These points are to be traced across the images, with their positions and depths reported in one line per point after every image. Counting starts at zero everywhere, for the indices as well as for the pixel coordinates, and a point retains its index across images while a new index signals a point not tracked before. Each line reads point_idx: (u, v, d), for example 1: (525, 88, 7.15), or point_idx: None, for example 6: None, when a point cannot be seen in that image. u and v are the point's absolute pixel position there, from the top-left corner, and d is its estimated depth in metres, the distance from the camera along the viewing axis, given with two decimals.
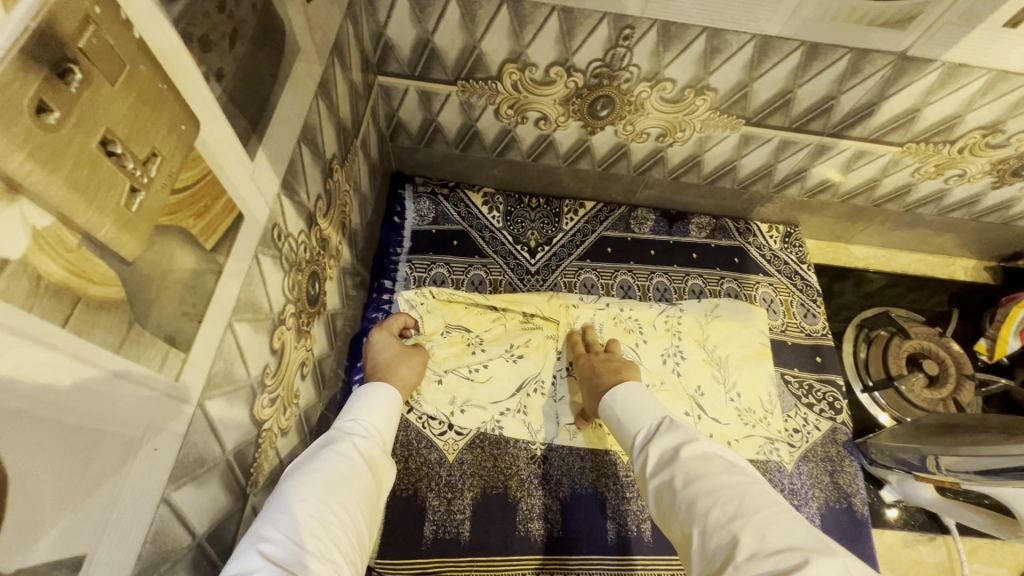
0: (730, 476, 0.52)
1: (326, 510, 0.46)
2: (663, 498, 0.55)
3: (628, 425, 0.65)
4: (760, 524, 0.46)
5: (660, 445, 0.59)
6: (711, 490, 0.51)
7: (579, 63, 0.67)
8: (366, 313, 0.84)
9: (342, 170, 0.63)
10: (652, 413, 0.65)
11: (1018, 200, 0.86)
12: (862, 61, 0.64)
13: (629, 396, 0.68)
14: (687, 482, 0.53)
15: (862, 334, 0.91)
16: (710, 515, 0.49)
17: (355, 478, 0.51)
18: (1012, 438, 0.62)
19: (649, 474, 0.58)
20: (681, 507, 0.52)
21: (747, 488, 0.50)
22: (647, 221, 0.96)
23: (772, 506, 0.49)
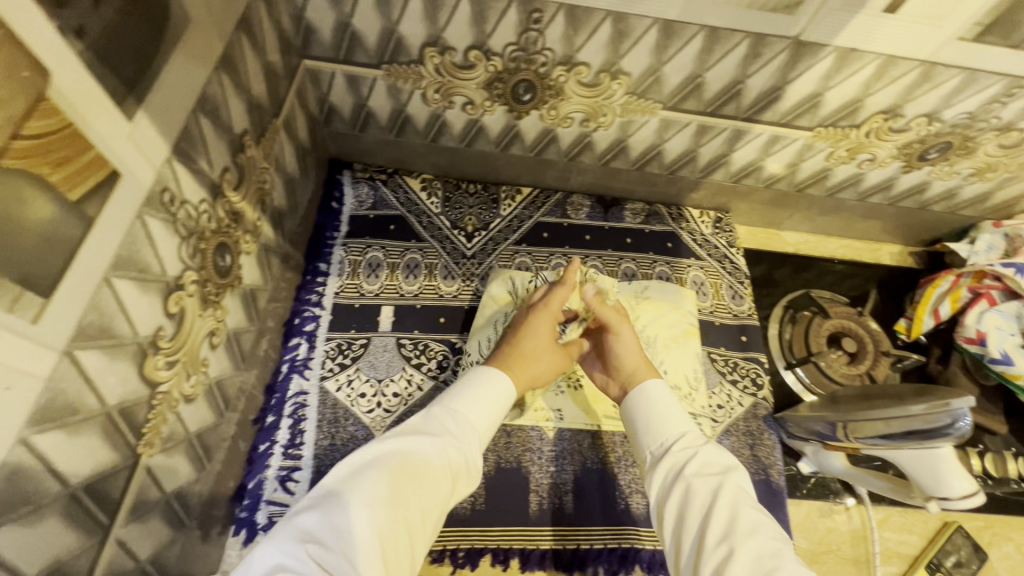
0: (768, 522, 0.54)
1: (372, 513, 0.49)
2: (693, 502, 0.57)
3: (657, 423, 0.66)
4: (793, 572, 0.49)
5: (704, 456, 0.61)
6: (755, 524, 0.53)
7: (496, 46, 0.70)
8: (299, 295, 0.85)
9: (259, 147, 0.64)
10: (673, 429, 0.65)
11: (930, 184, 0.89)
12: (760, 45, 0.67)
13: (665, 398, 0.68)
14: (733, 504, 0.55)
15: (787, 315, 0.94)
16: (748, 542, 0.51)
17: (413, 483, 0.54)
18: (914, 399, 0.64)
19: (685, 473, 0.59)
20: (716, 520, 0.54)
21: (764, 534, 0.52)
22: (583, 207, 0.99)
23: (784, 557, 0.51)
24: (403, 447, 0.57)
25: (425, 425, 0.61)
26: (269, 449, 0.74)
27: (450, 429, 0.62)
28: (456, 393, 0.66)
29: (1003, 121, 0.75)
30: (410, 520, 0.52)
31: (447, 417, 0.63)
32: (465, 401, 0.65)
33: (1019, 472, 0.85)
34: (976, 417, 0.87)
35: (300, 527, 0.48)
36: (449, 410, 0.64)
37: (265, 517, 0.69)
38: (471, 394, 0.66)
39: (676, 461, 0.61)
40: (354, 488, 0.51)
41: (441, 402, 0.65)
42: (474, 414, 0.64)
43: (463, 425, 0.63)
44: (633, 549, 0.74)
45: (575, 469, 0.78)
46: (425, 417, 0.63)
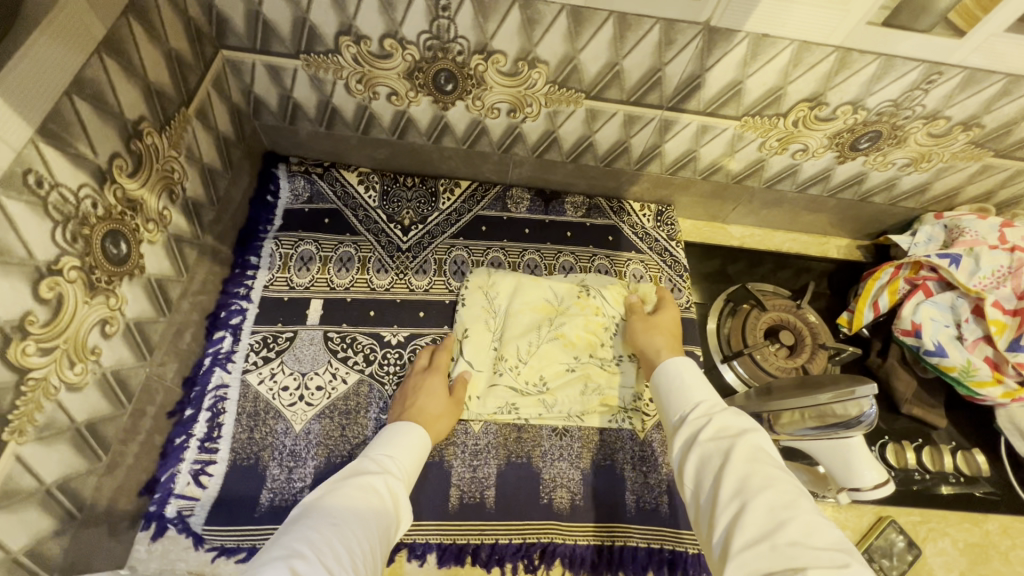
0: (786, 477, 0.53)
1: (340, 538, 0.53)
2: (707, 465, 0.56)
3: (678, 396, 0.67)
4: (807, 521, 0.48)
5: (722, 421, 0.60)
6: (769, 478, 0.52)
7: (409, 35, 0.69)
8: (227, 288, 0.83)
9: (163, 135, 0.64)
10: (693, 400, 0.65)
11: (867, 175, 0.88)
12: (673, 31, 0.66)
13: (692, 372, 0.69)
14: (746, 460, 0.54)
15: (726, 308, 0.94)
16: (761, 494, 0.51)
17: (368, 508, 0.58)
18: (833, 382, 0.63)
19: (701, 439, 0.59)
20: (728, 477, 0.53)
21: (780, 487, 0.51)
22: (523, 201, 0.98)
23: (798, 507, 0.49)
24: (355, 483, 0.61)
25: (369, 463, 0.65)
26: (185, 442, 0.73)
27: (392, 463, 0.66)
28: (391, 433, 0.70)
29: (929, 108, 0.74)
30: (372, 546, 0.55)
31: (389, 456, 0.67)
32: (402, 439, 0.69)
33: (954, 466, 0.84)
34: (914, 412, 0.86)
35: (269, 556, 0.50)
36: (388, 449, 0.68)
37: (174, 511, 0.69)
38: (411, 436, 0.70)
39: (693, 429, 0.61)
40: (318, 518, 0.55)
41: (374, 444, 0.69)
42: (414, 453, 0.69)
43: (406, 463, 0.67)
44: (554, 544, 0.73)
45: (499, 463, 0.77)
46: (362, 458, 0.66)
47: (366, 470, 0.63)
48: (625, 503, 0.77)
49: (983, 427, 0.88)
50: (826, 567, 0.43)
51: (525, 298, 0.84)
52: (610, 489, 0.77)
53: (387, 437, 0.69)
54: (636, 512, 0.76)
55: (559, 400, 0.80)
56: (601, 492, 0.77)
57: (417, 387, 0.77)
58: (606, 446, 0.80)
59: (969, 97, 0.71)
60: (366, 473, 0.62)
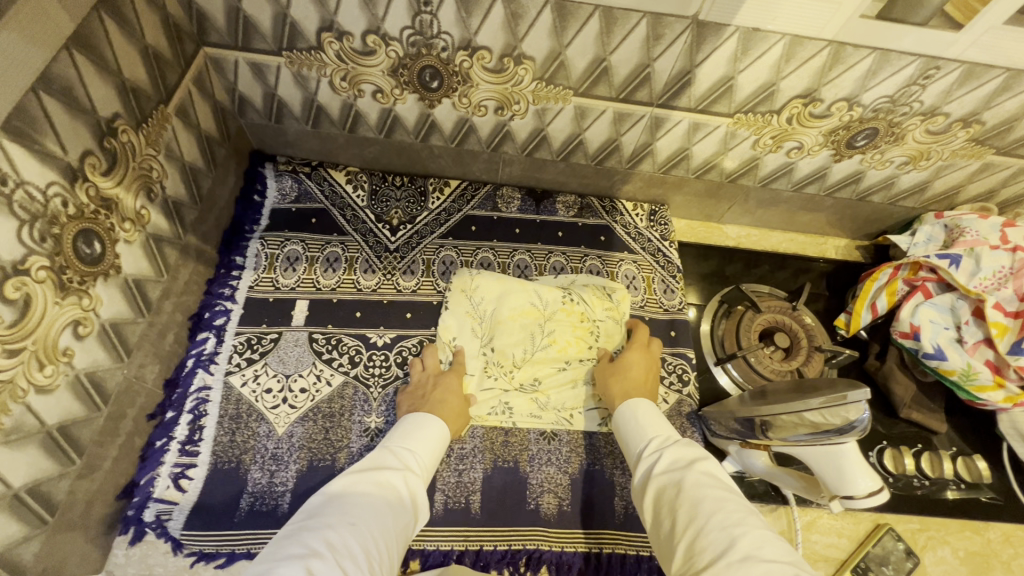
0: (736, 498, 0.52)
1: (357, 535, 0.49)
2: (664, 497, 0.55)
3: (635, 434, 0.67)
4: (759, 536, 0.47)
5: (672, 453, 0.60)
6: (718, 499, 0.51)
7: (391, 31, 0.68)
8: (211, 288, 0.82)
9: (139, 133, 0.64)
10: (650, 432, 0.65)
11: (865, 173, 0.86)
12: (660, 25, 0.64)
13: (647, 412, 0.68)
14: (697, 485, 0.53)
15: (720, 309, 0.92)
16: (713, 516, 0.49)
17: (384, 507, 0.55)
18: (826, 387, 0.61)
19: (656, 473, 0.58)
20: (683, 505, 0.52)
21: (732, 506, 0.50)
22: (514, 200, 0.96)
23: (751, 524, 0.48)
24: (373, 479, 0.58)
25: (387, 458, 0.62)
26: (165, 445, 0.71)
27: (409, 460, 0.63)
28: (411, 427, 0.68)
29: (927, 104, 0.72)
30: (389, 548, 0.52)
31: (407, 451, 0.64)
32: (422, 436, 0.67)
33: (955, 472, 0.82)
34: (913, 416, 0.84)
35: (283, 553, 0.46)
36: (408, 445, 0.65)
37: (152, 515, 0.68)
38: (432, 430, 0.68)
39: (648, 464, 0.60)
40: (333, 514, 0.51)
41: (392, 438, 0.66)
42: (433, 450, 0.67)
43: (426, 461, 0.65)
44: (540, 552, 0.71)
45: (485, 468, 0.75)
46: (380, 451, 0.63)
47: (384, 467, 0.61)
48: (614, 510, 0.75)
49: (985, 432, 0.86)
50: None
51: (510, 306, 0.82)
52: (600, 496, 0.75)
53: (406, 432, 0.67)
54: (625, 518, 0.74)
55: (552, 397, 0.80)
56: (589, 497, 0.75)
57: (433, 383, 0.76)
58: (595, 451, 0.78)
59: (968, 93, 0.69)
60: (383, 470, 0.59)
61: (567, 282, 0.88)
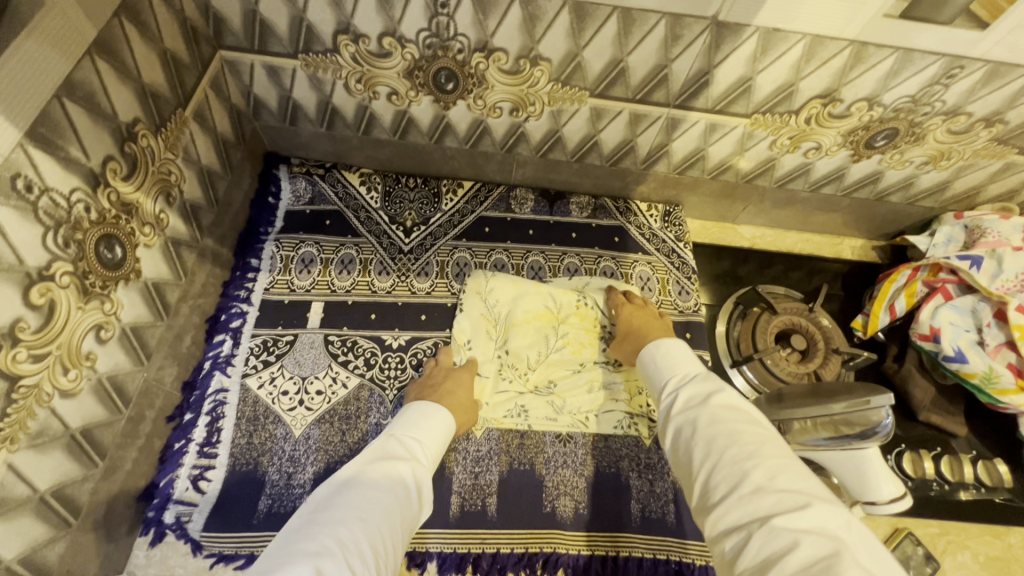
0: (753, 428, 0.51)
1: (367, 530, 0.49)
2: (680, 437, 0.55)
3: (656, 374, 0.67)
4: (773, 466, 0.46)
5: (689, 391, 0.59)
6: (731, 433, 0.50)
7: (408, 33, 0.68)
8: (227, 291, 0.82)
9: (158, 137, 0.64)
10: (668, 375, 0.65)
11: (883, 174, 0.85)
12: (678, 26, 0.63)
13: (668, 352, 0.68)
14: (711, 423, 0.53)
15: (735, 311, 0.91)
16: (725, 452, 0.49)
17: (392, 499, 0.55)
18: (847, 391, 0.60)
19: (674, 414, 0.58)
20: (698, 443, 0.52)
21: (746, 435, 0.50)
22: (527, 201, 0.96)
23: (765, 454, 0.48)
24: (381, 471, 0.58)
25: (394, 449, 0.62)
26: (184, 447, 0.72)
27: (415, 451, 0.63)
28: (418, 418, 0.68)
29: (949, 104, 0.71)
30: (396, 541, 0.52)
31: (414, 442, 0.65)
32: (428, 425, 0.67)
33: (976, 476, 0.81)
34: (932, 418, 0.83)
35: (293, 550, 0.46)
36: (415, 434, 0.65)
37: (173, 516, 0.68)
38: (441, 421, 0.69)
39: (668, 405, 0.60)
40: (342, 509, 0.51)
41: (399, 426, 0.67)
42: (440, 439, 0.68)
43: (432, 451, 0.66)
44: (557, 554, 0.71)
45: (501, 470, 0.75)
46: (388, 441, 0.64)
47: (391, 457, 0.61)
48: (630, 514, 0.75)
49: (1006, 436, 0.85)
50: (789, 513, 0.42)
51: (524, 308, 0.83)
52: (617, 498, 0.75)
53: (413, 422, 0.67)
54: (641, 522, 0.74)
55: (568, 401, 0.80)
56: (606, 500, 0.75)
57: (442, 377, 0.76)
58: (610, 453, 0.78)
59: (992, 92, 0.68)
60: (391, 462, 0.60)
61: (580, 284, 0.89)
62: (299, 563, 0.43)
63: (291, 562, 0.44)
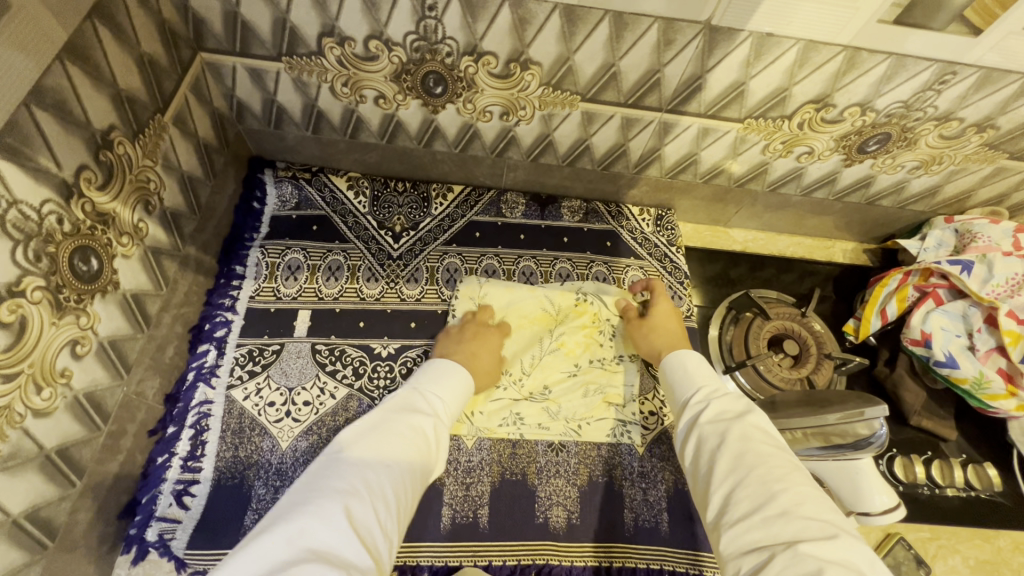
0: (781, 452, 0.52)
1: (391, 477, 0.51)
2: (704, 445, 0.55)
3: (683, 382, 0.66)
4: (800, 493, 0.46)
5: (720, 404, 0.59)
6: (762, 454, 0.50)
7: (395, 36, 0.66)
8: (211, 299, 0.80)
9: (136, 144, 0.62)
10: (695, 383, 0.64)
11: (875, 178, 0.85)
12: (671, 31, 0.62)
13: (695, 363, 0.67)
14: (742, 438, 0.53)
15: (728, 316, 0.90)
16: (754, 471, 0.49)
17: (416, 451, 0.56)
18: (840, 401, 0.59)
19: (700, 422, 0.58)
20: (722, 457, 0.52)
21: (775, 459, 0.50)
22: (518, 205, 0.95)
23: (793, 479, 0.48)
24: (406, 420, 0.59)
25: (418, 401, 0.63)
26: (167, 462, 0.70)
27: (437, 407, 0.64)
28: (440, 376, 0.68)
29: (942, 109, 0.70)
30: (415, 490, 0.54)
31: (436, 398, 0.65)
32: (450, 383, 0.68)
33: (965, 480, 0.81)
34: (922, 423, 0.83)
35: (323, 485, 0.47)
36: (438, 391, 0.66)
37: (155, 534, 0.66)
38: (460, 382, 0.70)
39: (694, 411, 0.60)
40: (368, 453, 0.53)
41: (422, 381, 0.67)
42: (458, 399, 0.68)
43: (452, 408, 0.66)
44: (550, 565, 0.71)
45: (493, 480, 0.74)
46: (411, 393, 0.64)
47: (415, 409, 0.62)
48: (623, 523, 0.74)
49: (994, 438, 0.85)
50: (816, 542, 0.42)
51: (519, 312, 0.84)
52: (609, 507, 0.75)
53: (436, 378, 0.68)
54: (635, 531, 0.74)
55: (563, 406, 0.79)
56: (599, 510, 0.74)
57: (472, 334, 0.78)
58: (604, 462, 0.77)
59: (983, 98, 0.68)
60: (415, 414, 0.60)
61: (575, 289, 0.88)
62: (330, 501, 0.45)
63: (320, 496, 0.46)
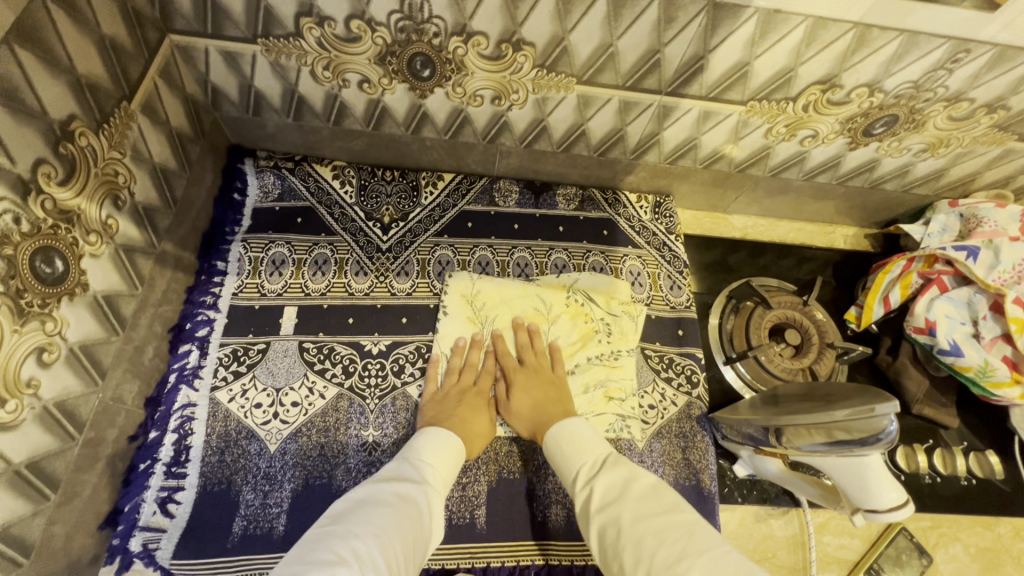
0: (676, 520, 0.54)
1: (381, 546, 0.50)
2: (606, 535, 0.57)
3: (565, 461, 0.67)
4: (703, 564, 0.49)
5: (604, 481, 0.61)
6: (657, 534, 0.53)
7: (378, 15, 0.62)
8: (191, 296, 0.76)
9: (101, 136, 0.58)
10: (578, 455, 0.66)
11: (880, 162, 0.82)
12: (672, 8, 0.58)
13: (570, 436, 0.68)
14: (635, 520, 0.56)
15: (728, 306, 0.88)
16: (655, 556, 0.51)
17: (407, 520, 0.55)
18: (847, 399, 0.58)
19: (592, 508, 0.60)
20: (626, 550, 0.54)
21: (671, 537, 0.52)
22: (511, 194, 0.91)
23: (694, 552, 0.50)
24: (396, 492, 0.57)
25: (408, 470, 0.62)
26: (150, 468, 0.67)
27: (428, 471, 0.63)
28: (429, 437, 0.66)
29: (952, 90, 0.67)
30: (410, 563, 0.52)
31: (428, 462, 0.64)
32: (441, 446, 0.66)
33: (967, 468, 0.80)
34: (925, 411, 0.82)
35: (310, 559, 0.47)
36: (429, 456, 0.64)
37: (139, 544, 0.64)
38: (448, 445, 0.66)
39: (584, 494, 0.62)
40: (357, 523, 0.52)
41: (411, 446, 0.66)
42: (452, 462, 0.66)
43: (445, 472, 0.64)
44: (550, 566, 0.69)
45: (489, 480, 0.72)
46: (401, 463, 0.63)
47: (403, 477, 0.60)
48: None
49: (994, 425, 0.85)
50: None
51: (515, 310, 0.82)
52: None
53: (428, 441, 0.66)
54: None
55: None
56: None
57: (460, 399, 0.74)
58: None
59: (996, 77, 0.65)
60: (401, 483, 0.59)
61: (570, 280, 0.85)
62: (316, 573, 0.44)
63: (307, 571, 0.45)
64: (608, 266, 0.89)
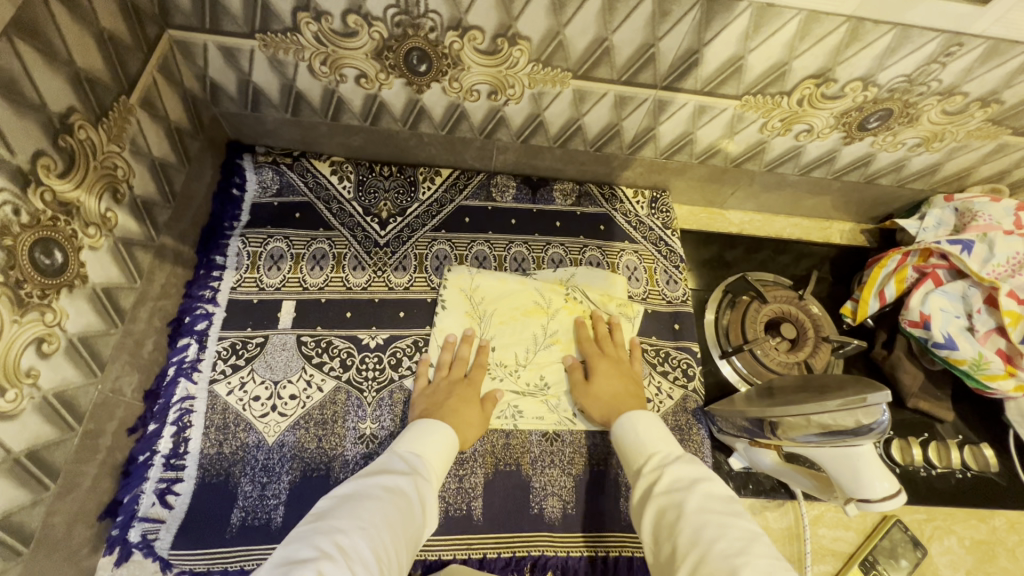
0: (739, 520, 0.52)
1: (368, 538, 0.49)
2: (664, 517, 0.56)
3: (634, 447, 0.66)
4: (763, 568, 0.47)
5: (675, 471, 0.60)
6: (721, 527, 0.51)
7: (375, 10, 0.62)
8: (190, 291, 0.77)
9: (100, 129, 0.59)
10: (649, 447, 0.65)
11: (875, 156, 0.83)
12: (666, 3, 0.59)
13: (647, 425, 0.67)
14: (699, 510, 0.54)
15: (724, 299, 0.89)
16: (714, 545, 0.49)
17: (395, 511, 0.54)
18: (839, 390, 0.58)
19: (656, 491, 0.58)
20: (684, 533, 0.52)
21: (734, 533, 0.50)
22: (509, 188, 0.92)
23: (756, 555, 0.48)
24: (383, 484, 0.57)
25: (395, 464, 0.61)
26: (149, 460, 0.68)
27: (416, 464, 0.62)
28: (417, 432, 0.66)
29: (946, 84, 0.68)
30: (399, 555, 0.52)
31: (416, 455, 0.63)
32: (430, 439, 0.65)
33: (962, 461, 0.81)
34: (920, 405, 0.82)
35: (294, 555, 0.46)
36: (417, 449, 0.64)
37: (138, 534, 0.65)
38: (440, 436, 0.66)
39: (649, 480, 0.60)
40: (343, 516, 0.51)
41: (399, 442, 0.65)
42: (442, 455, 0.65)
43: (435, 465, 0.64)
44: (546, 557, 0.70)
45: (486, 472, 0.73)
46: (388, 457, 0.63)
47: (390, 471, 0.60)
48: (617, 513, 0.73)
49: (989, 418, 0.85)
50: None
51: (513, 304, 0.82)
52: (605, 495, 0.74)
53: (415, 435, 0.66)
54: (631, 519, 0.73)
55: (562, 400, 0.78)
56: (594, 498, 0.73)
57: (451, 391, 0.73)
58: (599, 450, 0.76)
59: (989, 71, 0.65)
60: (388, 475, 0.59)
61: (569, 276, 0.86)
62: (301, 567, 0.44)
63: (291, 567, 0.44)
64: (604, 261, 0.89)
